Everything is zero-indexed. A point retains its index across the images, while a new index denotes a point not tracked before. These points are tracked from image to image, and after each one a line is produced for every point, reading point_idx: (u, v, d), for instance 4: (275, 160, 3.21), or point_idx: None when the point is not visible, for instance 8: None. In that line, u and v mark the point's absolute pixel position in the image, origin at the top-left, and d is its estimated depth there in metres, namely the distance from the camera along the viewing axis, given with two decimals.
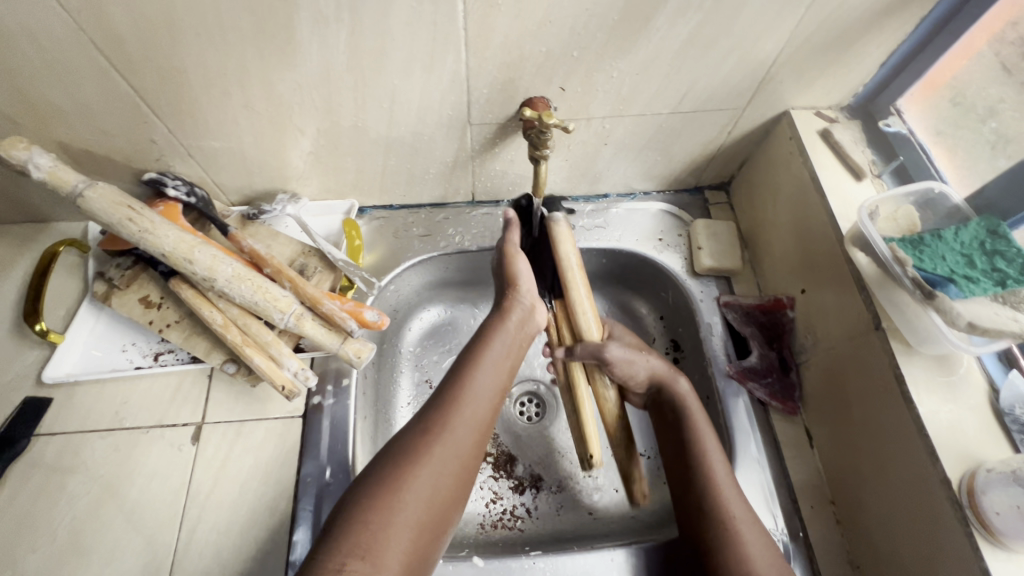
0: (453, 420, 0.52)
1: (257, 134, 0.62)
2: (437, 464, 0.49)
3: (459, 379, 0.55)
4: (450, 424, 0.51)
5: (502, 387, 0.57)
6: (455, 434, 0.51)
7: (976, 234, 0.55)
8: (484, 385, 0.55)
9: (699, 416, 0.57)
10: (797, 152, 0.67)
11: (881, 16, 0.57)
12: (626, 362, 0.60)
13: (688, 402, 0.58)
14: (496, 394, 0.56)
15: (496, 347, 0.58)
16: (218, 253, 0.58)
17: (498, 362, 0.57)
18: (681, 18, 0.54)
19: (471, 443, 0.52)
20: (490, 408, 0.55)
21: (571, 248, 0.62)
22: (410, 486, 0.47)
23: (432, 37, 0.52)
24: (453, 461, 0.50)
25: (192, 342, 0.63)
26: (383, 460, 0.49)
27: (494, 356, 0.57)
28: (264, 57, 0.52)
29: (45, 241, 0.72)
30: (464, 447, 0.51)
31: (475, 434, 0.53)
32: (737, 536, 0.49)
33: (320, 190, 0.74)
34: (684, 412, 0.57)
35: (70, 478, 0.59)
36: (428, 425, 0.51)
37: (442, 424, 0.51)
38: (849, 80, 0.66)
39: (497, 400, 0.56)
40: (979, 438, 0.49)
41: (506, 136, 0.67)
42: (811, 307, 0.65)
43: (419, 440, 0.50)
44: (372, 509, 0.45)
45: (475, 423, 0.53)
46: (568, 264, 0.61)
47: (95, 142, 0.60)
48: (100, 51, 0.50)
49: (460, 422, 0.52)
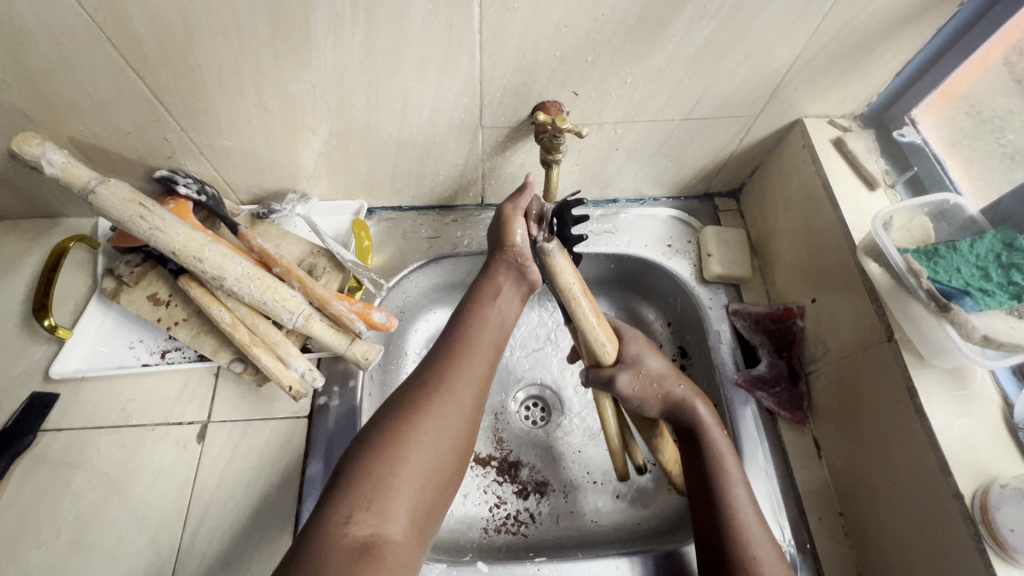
0: (455, 378, 0.52)
1: (269, 133, 0.62)
2: (437, 426, 0.48)
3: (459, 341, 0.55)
4: (450, 381, 0.51)
5: (496, 348, 0.57)
6: (454, 395, 0.51)
7: (992, 246, 0.54)
8: (484, 347, 0.55)
9: (723, 446, 0.55)
10: (810, 161, 0.67)
11: (898, 26, 0.57)
12: (637, 392, 0.58)
13: (699, 406, 0.57)
14: (495, 355, 0.56)
15: (493, 310, 0.57)
16: (228, 252, 0.58)
17: (495, 324, 0.57)
18: (696, 25, 0.53)
19: (472, 401, 0.52)
20: (489, 368, 0.55)
21: (573, 274, 0.52)
22: (413, 442, 0.47)
23: (447, 40, 0.52)
24: (456, 420, 0.50)
25: (199, 340, 0.62)
26: (386, 418, 0.49)
27: (491, 317, 0.57)
28: (279, 57, 0.52)
29: (55, 236, 0.72)
30: (466, 405, 0.51)
31: (476, 392, 0.52)
32: (748, 537, 0.49)
33: (330, 190, 0.74)
34: (706, 441, 0.56)
35: (75, 474, 0.59)
36: (428, 386, 0.51)
37: (443, 383, 0.51)
38: (864, 89, 0.66)
39: (495, 358, 0.56)
40: (992, 454, 0.49)
41: (518, 140, 0.67)
42: (821, 316, 0.65)
43: (418, 399, 0.49)
44: (371, 469, 0.45)
45: (475, 382, 0.53)
46: (572, 294, 0.52)
47: (108, 139, 0.60)
48: (116, 49, 0.50)
49: (461, 380, 0.52)
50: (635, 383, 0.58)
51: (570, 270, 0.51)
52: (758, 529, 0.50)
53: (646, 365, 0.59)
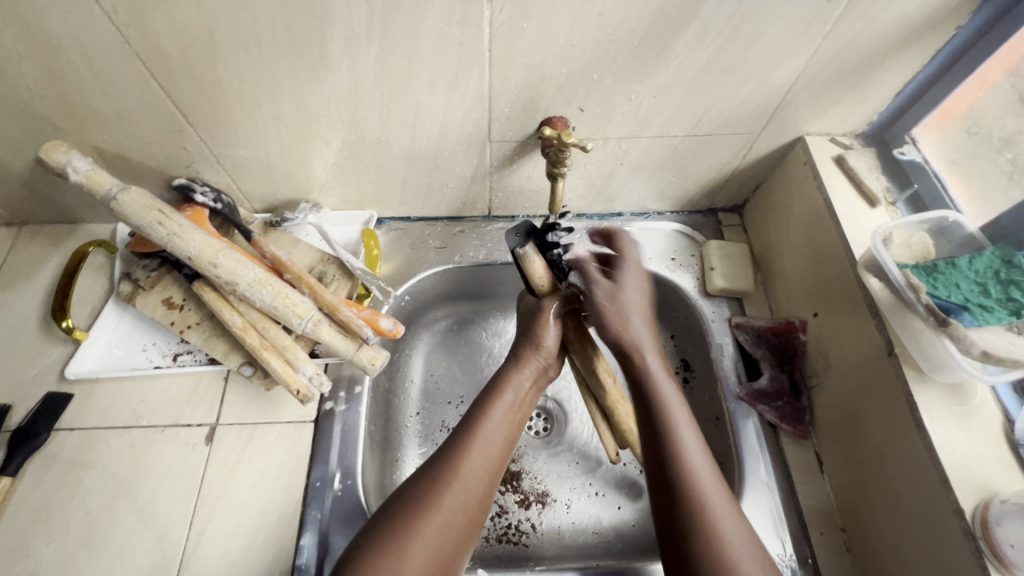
0: (461, 470, 0.51)
1: (284, 144, 0.64)
2: (445, 517, 0.48)
3: (471, 433, 0.54)
4: (461, 472, 0.51)
5: (511, 437, 0.57)
6: (464, 485, 0.50)
7: (990, 263, 0.55)
8: (496, 432, 0.55)
9: (668, 393, 0.55)
10: (812, 177, 0.68)
11: (897, 48, 0.58)
12: (606, 311, 0.59)
13: (642, 338, 0.58)
14: (506, 444, 0.55)
15: (508, 398, 0.57)
16: (242, 258, 0.59)
17: (508, 412, 0.57)
18: (699, 44, 0.55)
19: (475, 496, 0.51)
20: (499, 460, 0.54)
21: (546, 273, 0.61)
22: (414, 543, 0.46)
23: (458, 57, 0.55)
24: (456, 519, 0.49)
25: (211, 344, 0.64)
26: (395, 508, 0.49)
27: (504, 408, 0.57)
28: (296, 71, 0.55)
29: (75, 240, 0.75)
30: (471, 501, 0.50)
31: (484, 486, 0.52)
32: (696, 486, 0.48)
33: (341, 201, 0.76)
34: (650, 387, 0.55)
35: (86, 473, 0.60)
36: (437, 476, 0.50)
37: (451, 477, 0.50)
38: (865, 108, 0.67)
39: (505, 448, 0.55)
40: (993, 469, 0.49)
41: (525, 153, 0.68)
42: (822, 330, 0.65)
43: (428, 486, 0.50)
44: (379, 560, 0.45)
45: (483, 472, 0.52)
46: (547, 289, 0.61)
47: (130, 148, 0.62)
48: (142, 63, 0.52)
49: (466, 468, 0.51)
50: (607, 295, 0.59)
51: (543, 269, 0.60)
52: (703, 468, 0.50)
53: (623, 295, 0.60)
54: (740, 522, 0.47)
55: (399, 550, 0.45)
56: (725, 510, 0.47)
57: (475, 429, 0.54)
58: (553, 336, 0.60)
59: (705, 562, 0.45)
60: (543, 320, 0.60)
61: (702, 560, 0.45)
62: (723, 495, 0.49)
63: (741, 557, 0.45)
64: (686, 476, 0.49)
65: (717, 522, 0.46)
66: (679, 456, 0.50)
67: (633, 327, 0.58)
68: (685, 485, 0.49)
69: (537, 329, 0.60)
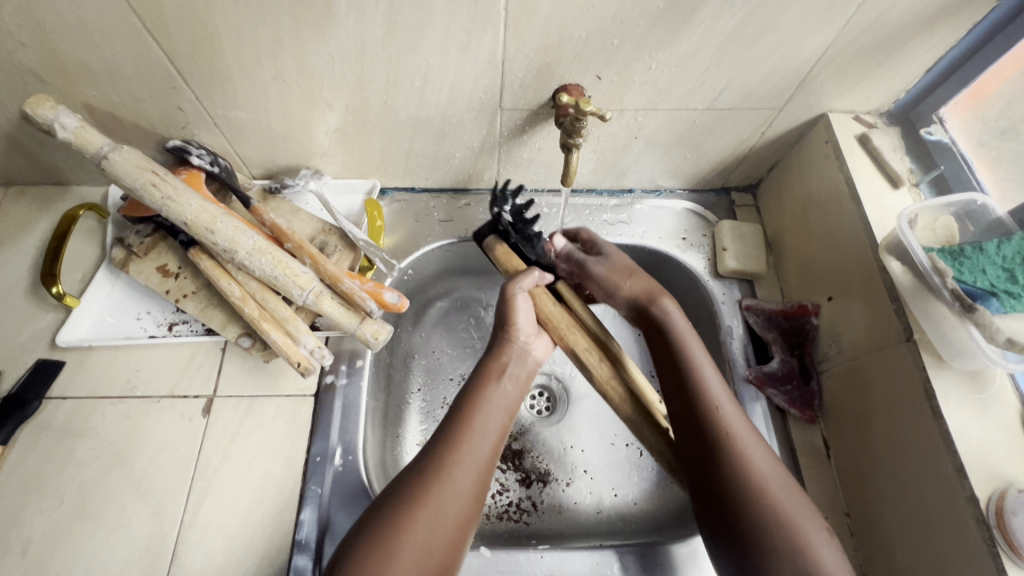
0: (450, 462, 0.48)
1: (286, 106, 0.61)
2: (434, 511, 0.46)
3: (460, 426, 0.51)
4: (449, 466, 0.48)
5: (503, 429, 0.53)
6: (454, 479, 0.48)
7: (1019, 248, 0.53)
8: (486, 427, 0.52)
9: (685, 334, 0.56)
10: (833, 156, 0.66)
11: (933, 20, 0.55)
12: (609, 278, 0.62)
13: (662, 301, 0.59)
14: (499, 437, 0.53)
15: (494, 390, 0.55)
16: (240, 225, 0.57)
17: (497, 402, 0.54)
18: (728, 9, 0.52)
19: (471, 488, 0.48)
20: (493, 451, 0.51)
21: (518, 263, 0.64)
22: (405, 538, 0.44)
23: (471, 17, 0.51)
24: (449, 513, 0.46)
25: (207, 314, 0.62)
26: (386, 502, 0.46)
27: (492, 399, 0.54)
28: (298, 27, 0.51)
29: (64, 203, 0.72)
30: (463, 495, 0.48)
31: (476, 479, 0.49)
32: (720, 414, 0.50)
33: (342, 168, 0.73)
34: (668, 331, 0.56)
35: (79, 443, 0.58)
36: (424, 469, 0.48)
37: (440, 469, 0.48)
38: (892, 85, 0.65)
39: (498, 438, 0.52)
40: (1010, 459, 0.48)
41: (537, 124, 0.66)
42: (836, 315, 0.64)
43: (417, 478, 0.47)
44: (370, 557, 0.42)
45: (477, 464, 0.49)
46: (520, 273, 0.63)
47: (122, 106, 0.59)
48: (133, 11, 0.49)
49: (461, 458, 0.49)
50: (607, 268, 0.63)
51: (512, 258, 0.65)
52: (732, 413, 0.50)
53: (622, 263, 0.62)
54: (780, 471, 0.48)
55: (392, 544, 0.43)
56: (760, 459, 0.48)
57: (467, 418, 0.52)
58: (523, 318, 0.59)
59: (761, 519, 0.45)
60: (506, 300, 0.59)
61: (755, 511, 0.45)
62: (757, 441, 0.49)
63: (786, 505, 0.45)
64: (715, 423, 0.49)
65: (759, 475, 0.47)
66: (701, 392, 0.51)
67: (639, 285, 0.61)
68: (720, 436, 0.49)
69: (506, 314, 0.58)
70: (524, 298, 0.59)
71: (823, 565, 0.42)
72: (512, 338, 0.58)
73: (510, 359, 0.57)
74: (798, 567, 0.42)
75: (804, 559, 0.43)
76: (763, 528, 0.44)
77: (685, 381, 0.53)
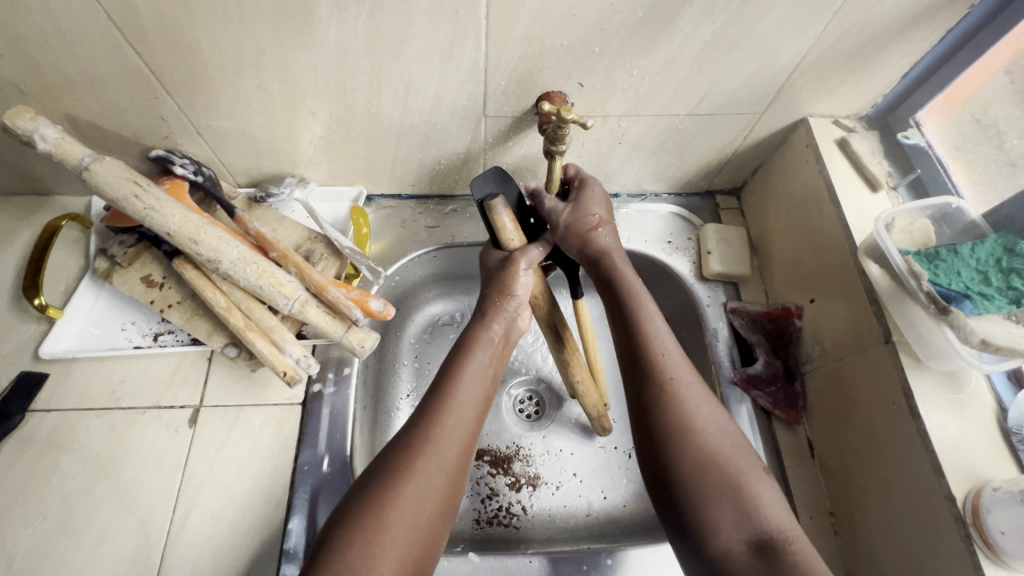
0: (435, 435, 0.48)
1: (269, 115, 0.61)
2: (423, 481, 0.45)
3: (442, 397, 0.50)
4: (433, 438, 0.47)
5: (486, 396, 0.53)
6: (439, 447, 0.47)
7: (992, 251, 0.54)
8: (468, 398, 0.51)
9: (639, 291, 0.58)
10: (813, 160, 0.67)
11: (908, 26, 0.56)
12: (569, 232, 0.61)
13: (619, 263, 0.60)
14: (482, 403, 0.52)
15: (477, 359, 0.54)
16: (225, 235, 0.57)
17: (479, 371, 0.54)
18: (706, 17, 0.53)
19: (456, 455, 0.48)
20: (475, 422, 0.51)
21: (516, 233, 0.59)
22: (393, 513, 0.43)
23: (452, 26, 0.52)
24: (434, 483, 0.46)
25: (193, 324, 0.62)
26: (369, 482, 0.45)
27: (476, 367, 0.54)
28: (279, 37, 0.51)
29: (46, 214, 0.71)
30: (448, 464, 0.47)
31: (461, 450, 0.48)
32: (666, 365, 0.51)
33: (328, 176, 0.73)
34: (622, 288, 0.58)
35: (64, 456, 0.58)
36: (408, 445, 0.47)
37: (424, 443, 0.47)
38: (870, 90, 0.66)
39: (481, 408, 0.52)
40: (985, 457, 0.49)
41: (521, 130, 0.66)
42: (817, 317, 0.65)
43: (401, 453, 0.46)
44: (358, 531, 0.42)
45: (461, 429, 0.49)
46: (515, 245, 0.59)
47: (104, 116, 0.59)
48: (113, 22, 0.49)
49: (449, 424, 0.49)
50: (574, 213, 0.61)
51: (512, 227, 0.59)
52: (679, 364, 0.52)
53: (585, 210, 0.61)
54: (723, 417, 0.49)
55: (378, 520, 0.42)
56: (702, 407, 0.49)
57: (449, 389, 0.51)
58: (524, 289, 0.58)
59: (699, 456, 0.46)
60: (513, 270, 0.58)
61: (692, 455, 0.46)
62: (701, 389, 0.51)
63: (728, 450, 0.47)
64: (662, 369, 0.51)
65: (696, 418, 0.48)
66: (652, 344, 0.53)
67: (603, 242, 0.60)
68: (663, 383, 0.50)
69: (506, 282, 0.58)
70: (529, 274, 0.59)
71: (760, 503, 0.44)
72: (505, 304, 0.58)
73: (497, 334, 0.57)
74: (737, 503, 0.44)
75: (735, 494, 0.44)
76: (704, 472, 0.46)
77: (638, 337, 0.54)
